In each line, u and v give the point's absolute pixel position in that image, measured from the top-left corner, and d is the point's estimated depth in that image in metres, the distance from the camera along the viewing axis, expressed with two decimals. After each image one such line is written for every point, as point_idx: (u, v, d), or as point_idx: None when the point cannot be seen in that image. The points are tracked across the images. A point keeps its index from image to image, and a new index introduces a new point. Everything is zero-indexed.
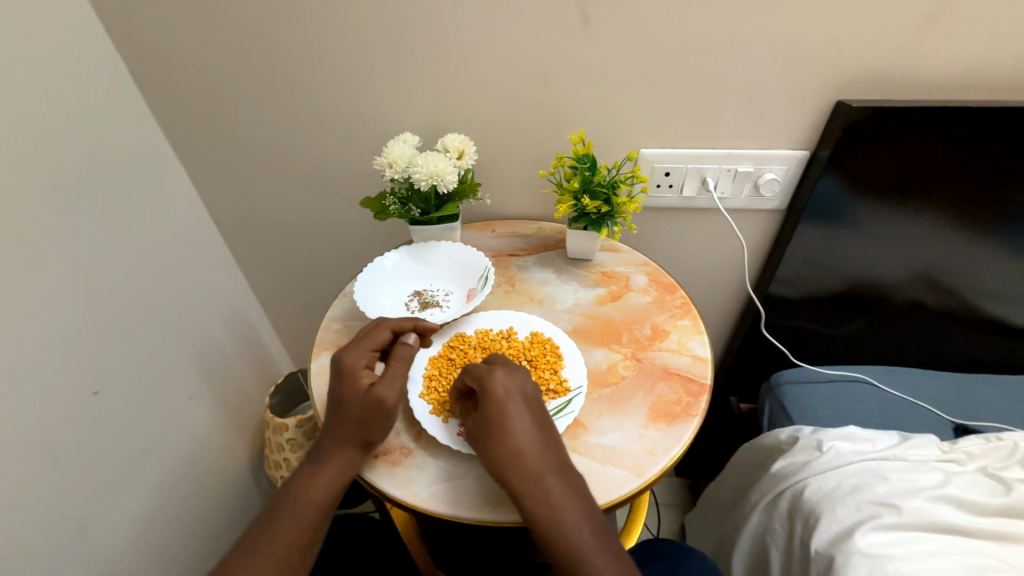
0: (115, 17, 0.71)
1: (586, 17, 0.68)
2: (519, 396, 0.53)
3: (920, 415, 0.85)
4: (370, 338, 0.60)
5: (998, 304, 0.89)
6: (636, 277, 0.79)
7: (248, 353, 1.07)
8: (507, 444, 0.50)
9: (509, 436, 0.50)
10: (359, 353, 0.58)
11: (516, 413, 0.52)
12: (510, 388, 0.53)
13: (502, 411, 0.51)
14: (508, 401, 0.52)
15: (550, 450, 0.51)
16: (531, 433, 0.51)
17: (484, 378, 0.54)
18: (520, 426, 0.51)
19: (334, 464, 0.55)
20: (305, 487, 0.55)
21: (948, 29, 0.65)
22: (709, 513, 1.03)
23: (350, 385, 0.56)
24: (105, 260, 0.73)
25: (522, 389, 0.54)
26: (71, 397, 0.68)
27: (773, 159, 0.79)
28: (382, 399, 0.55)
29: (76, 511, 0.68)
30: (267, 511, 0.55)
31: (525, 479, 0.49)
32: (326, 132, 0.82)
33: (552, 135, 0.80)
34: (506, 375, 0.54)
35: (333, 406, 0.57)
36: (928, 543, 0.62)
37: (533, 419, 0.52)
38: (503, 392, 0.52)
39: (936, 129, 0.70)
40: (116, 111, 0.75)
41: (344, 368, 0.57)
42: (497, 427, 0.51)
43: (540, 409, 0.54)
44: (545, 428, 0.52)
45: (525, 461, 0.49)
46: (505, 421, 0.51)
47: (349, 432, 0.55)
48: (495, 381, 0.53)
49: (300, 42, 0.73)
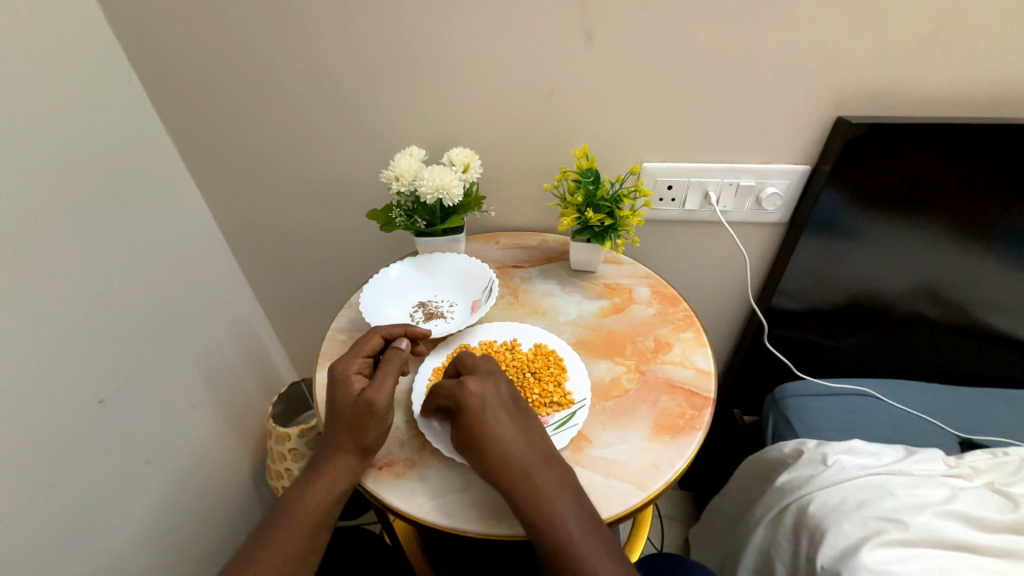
0: (131, 34, 0.74)
1: (589, 34, 0.69)
2: (496, 403, 0.54)
3: (925, 429, 0.84)
4: (361, 344, 0.61)
5: (1001, 318, 0.89)
6: (639, 289, 0.79)
7: (252, 362, 1.07)
8: (491, 453, 0.51)
9: (491, 441, 0.51)
10: (350, 359, 0.59)
11: (496, 421, 0.53)
12: (485, 395, 0.54)
13: (482, 420, 0.52)
14: (486, 410, 0.53)
15: (535, 454, 0.52)
16: (513, 440, 0.52)
17: (458, 388, 0.54)
18: (501, 435, 0.52)
19: (330, 470, 0.55)
20: (302, 496, 0.55)
21: (944, 47, 0.66)
22: (713, 528, 1.02)
23: (341, 390, 0.57)
24: (114, 269, 0.74)
25: (497, 395, 0.54)
26: (77, 404, 0.68)
27: (775, 173, 0.79)
28: (371, 401, 0.55)
29: (79, 519, 0.68)
30: (267, 519, 0.55)
31: (513, 485, 0.50)
32: (333, 145, 0.84)
33: (555, 149, 0.81)
34: (479, 382, 0.54)
35: (328, 412, 0.57)
36: (936, 560, 0.62)
37: (513, 425, 0.53)
38: (479, 401, 0.53)
39: (935, 145, 0.71)
40: (129, 124, 0.77)
41: (336, 375, 0.58)
42: (479, 436, 0.52)
43: (519, 414, 0.54)
44: (528, 432, 0.53)
45: (512, 468, 0.50)
46: (485, 429, 0.52)
47: (341, 437, 0.56)
48: (469, 391, 0.53)
49: (310, 58, 0.75)
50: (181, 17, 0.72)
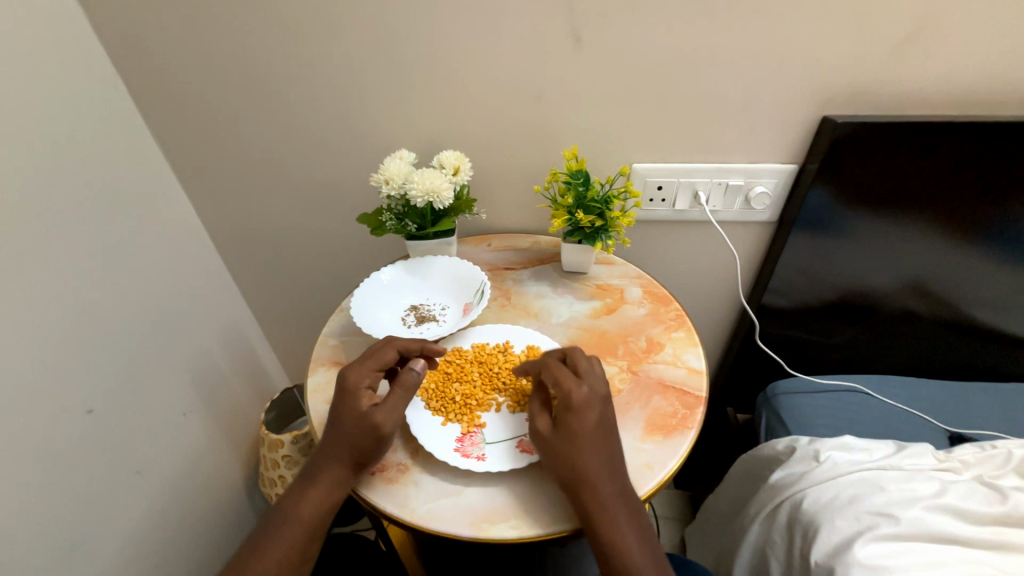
0: (116, 37, 0.73)
1: (577, 37, 0.70)
2: (601, 411, 0.53)
3: (915, 424, 0.85)
4: (377, 356, 0.59)
5: (987, 312, 0.90)
6: (631, 290, 0.79)
7: (243, 368, 1.06)
8: (587, 458, 0.51)
9: (583, 448, 0.51)
10: (364, 372, 0.58)
11: (598, 427, 0.52)
12: (596, 400, 0.53)
13: (587, 425, 0.52)
14: (595, 417, 0.52)
15: (619, 465, 0.52)
16: (606, 448, 0.52)
17: (578, 387, 0.53)
18: (598, 442, 0.52)
19: (325, 481, 0.55)
20: (297, 503, 0.55)
21: (925, 48, 0.67)
22: (709, 526, 1.02)
23: (350, 403, 0.56)
24: (102, 276, 0.73)
25: (604, 402, 0.54)
26: (65, 413, 0.67)
27: (763, 173, 0.80)
28: (379, 424, 0.54)
29: (69, 531, 0.67)
30: (262, 524, 0.55)
31: (588, 494, 0.50)
32: (323, 149, 0.83)
33: (546, 150, 0.81)
34: (593, 386, 0.54)
35: (330, 421, 0.56)
36: (927, 554, 0.62)
37: (608, 434, 0.53)
38: (591, 407, 0.53)
39: (920, 142, 0.72)
40: (115, 128, 0.76)
41: (347, 385, 0.57)
42: (579, 439, 0.51)
43: (614, 423, 0.54)
44: (617, 441, 0.53)
45: (599, 476, 0.50)
46: (588, 436, 0.51)
47: (341, 450, 0.54)
48: (585, 394, 0.53)
49: (298, 61, 0.74)
50: (167, 22, 0.71)
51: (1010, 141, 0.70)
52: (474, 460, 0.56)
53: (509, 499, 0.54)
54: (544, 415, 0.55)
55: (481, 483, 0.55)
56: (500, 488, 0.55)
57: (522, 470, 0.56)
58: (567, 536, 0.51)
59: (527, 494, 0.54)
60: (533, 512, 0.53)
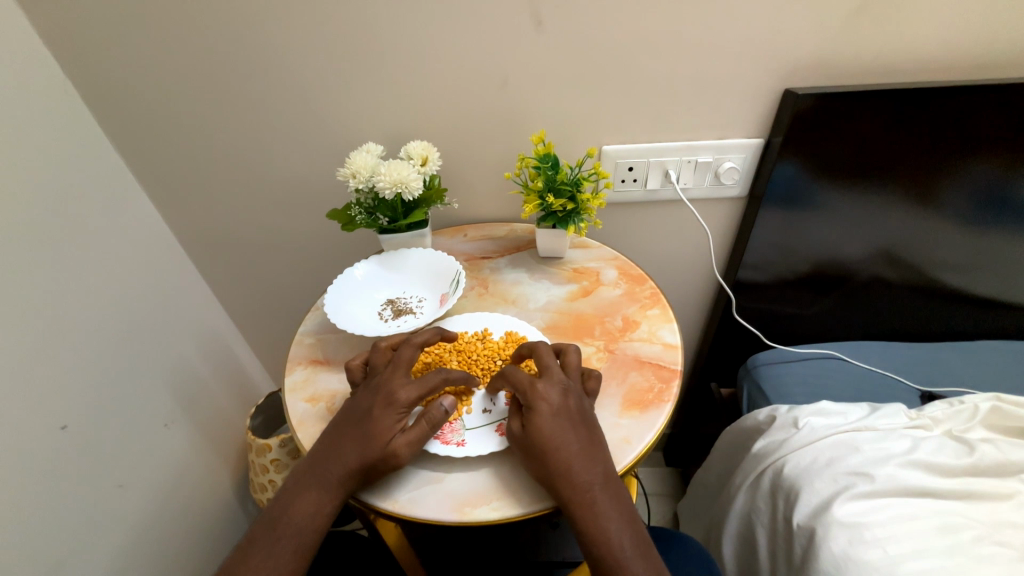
0: (58, 37, 0.70)
1: (538, 21, 0.69)
2: (564, 408, 0.54)
3: (888, 386, 0.88)
4: (425, 380, 0.57)
5: (953, 274, 0.93)
6: (607, 271, 0.80)
7: (223, 374, 1.04)
8: (559, 454, 0.51)
9: (555, 449, 0.51)
10: (411, 395, 0.56)
11: (562, 423, 0.53)
12: (557, 398, 0.54)
13: (549, 423, 0.52)
14: (555, 415, 0.53)
15: (596, 457, 0.52)
16: (577, 443, 0.52)
17: (533, 387, 0.54)
18: (566, 437, 0.52)
19: (325, 494, 0.53)
20: (292, 509, 0.54)
21: (878, 18, 0.69)
22: (697, 499, 1.05)
23: (385, 423, 0.54)
24: (66, 288, 0.71)
25: (568, 400, 0.54)
26: (38, 432, 0.65)
27: (731, 148, 0.81)
28: (399, 457, 0.53)
29: (53, 547, 0.66)
30: (257, 527, 0.54)
31: (564, 488, 0.50)
32: (288, 146, 0.82)
33: (515, 136, 0.81)
34: (552, 385, 0.55)
35: (354, 431, 0.55)
36: (902, 507, 0.65)
37: (577, 429, 0.53)
38: (550, 405, 0.53)
39: (880, 110, 0.73)
40: (68, 134, 0.73)
41: (390, 402, 0.56)
42: (546, 437, 0.52)
43: (587, 420, 0.54)
44: (591, 435, 0.54)
45: (573, 471, 0.51)
46: (554, 434, 0.52)
47: (351, 464, 0.53)
48: (542, 393, 0.54)
49: (252, 53, 0.72)
50: (113, 18, 0.68)
51: (967, 104, 0.72)
52: (453, 446, 0.56)
53: (490, 482, 0.54)
54: (516, 415, 0.55)
55: (461, 468, 0.56)
56: (480, 473, 0.55)
57: (503, 453, 0.57)
58: (547, 514, 0.52)
59: (509, 478, 0.55)
60: (512, 492, 0.53)
